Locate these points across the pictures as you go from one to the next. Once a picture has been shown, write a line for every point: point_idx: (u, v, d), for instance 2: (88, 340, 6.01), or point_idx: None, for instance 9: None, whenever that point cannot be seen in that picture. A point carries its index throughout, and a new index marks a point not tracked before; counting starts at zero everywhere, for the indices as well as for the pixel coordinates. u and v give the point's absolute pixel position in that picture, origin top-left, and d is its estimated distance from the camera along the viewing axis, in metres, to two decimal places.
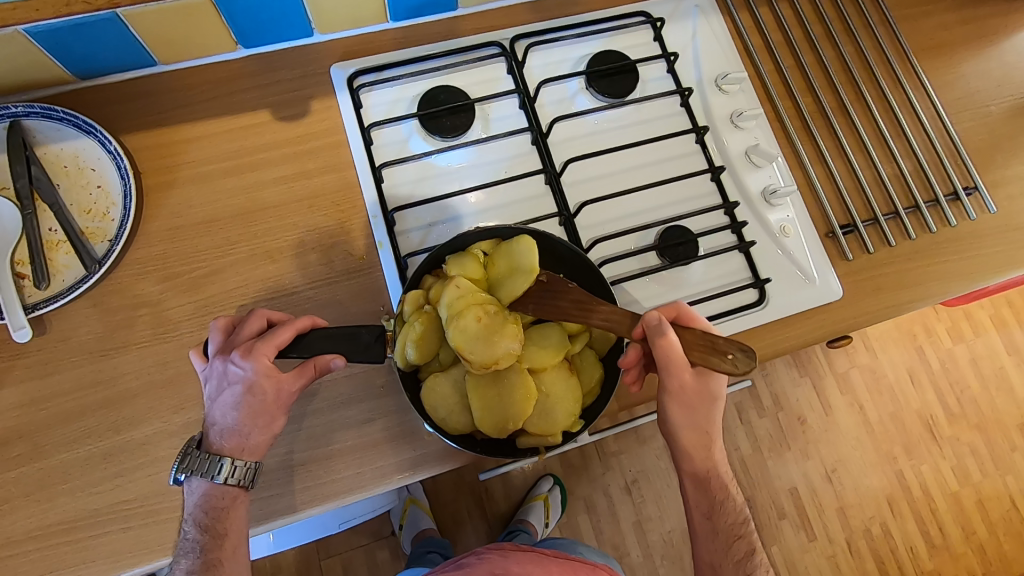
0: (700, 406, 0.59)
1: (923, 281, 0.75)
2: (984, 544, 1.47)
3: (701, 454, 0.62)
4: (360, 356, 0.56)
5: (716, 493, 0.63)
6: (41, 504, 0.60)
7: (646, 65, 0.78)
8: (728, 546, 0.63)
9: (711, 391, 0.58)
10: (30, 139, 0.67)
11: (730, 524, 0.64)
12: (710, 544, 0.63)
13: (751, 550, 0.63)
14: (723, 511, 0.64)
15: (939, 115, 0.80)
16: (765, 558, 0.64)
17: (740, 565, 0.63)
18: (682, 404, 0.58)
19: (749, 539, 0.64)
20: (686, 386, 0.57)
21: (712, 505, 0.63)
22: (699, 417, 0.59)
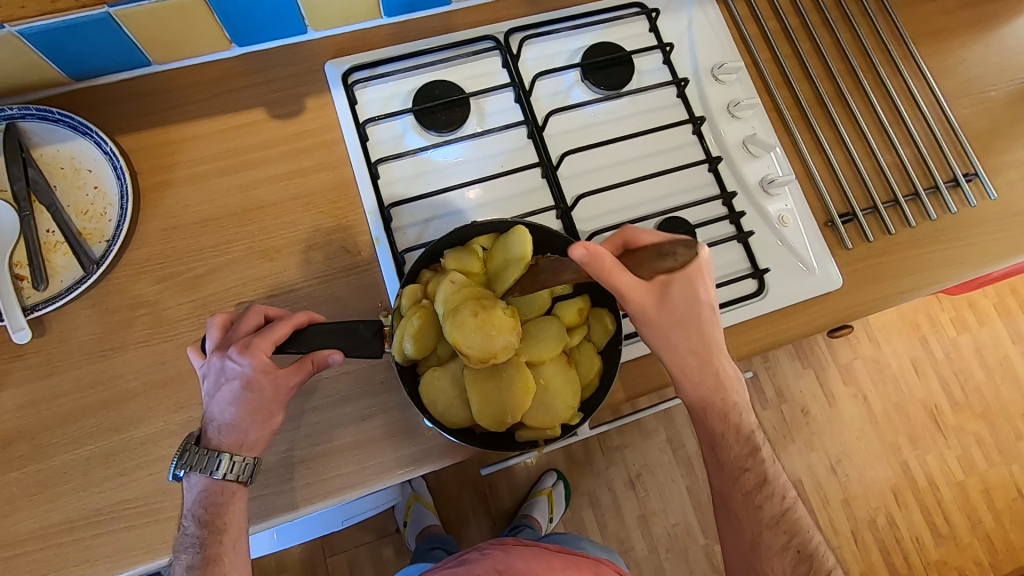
0: (670, 328, 0.57)
1: (924, 269, 0.75)
2: (990, 533, 1.46)
3: (693, 380, 0.59)
4: (358, 352, 0.55)
5: (716, 423, 0.60)
6: (44, 505, 0.61)
7: (642, 57, 0.77)
8: (735, 477, 0.61)
9: (679, 306, 0.56)
10: (26, 141, 0.67)
11: (737, 455, 0.61)
12: (719, 474, 0.62)
13: (761, 480, 0.61)
14: (726, 442, 0.61)
15: (938, 101, 0.79)
16: (778, 483, 0.61)
17: (750, 495, 0.60)
18: (651, 328, 0.57)
19: (760, 468, 0.61)
20: (648, 309, 0.56)
21: (714, 436, 0.61)
22: (674, 340, 0.57)
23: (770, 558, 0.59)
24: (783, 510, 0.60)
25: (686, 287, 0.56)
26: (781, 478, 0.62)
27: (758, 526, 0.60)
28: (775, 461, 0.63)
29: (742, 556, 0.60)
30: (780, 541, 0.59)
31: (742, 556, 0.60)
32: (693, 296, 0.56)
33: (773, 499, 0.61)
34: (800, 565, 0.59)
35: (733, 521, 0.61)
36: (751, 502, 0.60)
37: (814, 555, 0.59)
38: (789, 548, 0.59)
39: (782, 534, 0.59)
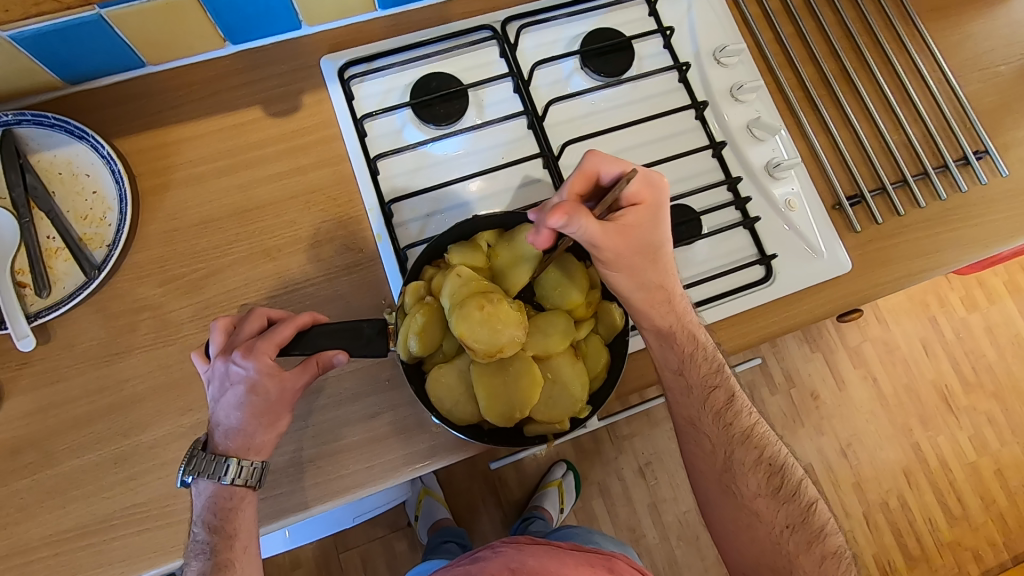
0: (641, 267, 0.58)
1: (935, 250, 0.73)
2: (1004, 513, 1.46)
3: (661, 310, 0.60)
4: (361, 351, 0.55)
5: (684, 347, 0.62)
6: (56, 511, 0.61)
7: (642, 41, 0.76)
8: (705, 398, 0.64)
9: (650, 246, 0.57)
10: (23, 147, 0.66)
11: (704, 376, 0.64)
12: (687, 398, 0.64)
13: (729, 398, 0.64)
14: (694, 364, 0.63)
15: (946, 77, 0.77)
16: (744, 400, 0.65)
17: (720, 414, 0.64)
18: (623, 270, 0.57)
19: (726, 387, 0.64)
20: (622, 252, 0.55)
21: (682, 360, 0.63)
22: (644, 277, 0.58)
23: (743, 473, 0.62)
24: (751, 427, 0.64)
25: (649, 225, 0.56)
26: (744, 395, 0.65)
27: (731, 443, 0.63)
28: (737, 378, 0.66)
29: (716, 475, 0.63)
30: (752, 457, 0.63)
31: (716, 476, 0.63)
32: (662, 236, 0.57)
33: (741, 415, 0.64)
34: (772, 477, 0.63)
35: (705, 443, 0.64)
36: (721, 420, 0.64)
37: (783, 465, 0.63)
38: (761, 461, 0.63)
39: (753, 449, 0.63)
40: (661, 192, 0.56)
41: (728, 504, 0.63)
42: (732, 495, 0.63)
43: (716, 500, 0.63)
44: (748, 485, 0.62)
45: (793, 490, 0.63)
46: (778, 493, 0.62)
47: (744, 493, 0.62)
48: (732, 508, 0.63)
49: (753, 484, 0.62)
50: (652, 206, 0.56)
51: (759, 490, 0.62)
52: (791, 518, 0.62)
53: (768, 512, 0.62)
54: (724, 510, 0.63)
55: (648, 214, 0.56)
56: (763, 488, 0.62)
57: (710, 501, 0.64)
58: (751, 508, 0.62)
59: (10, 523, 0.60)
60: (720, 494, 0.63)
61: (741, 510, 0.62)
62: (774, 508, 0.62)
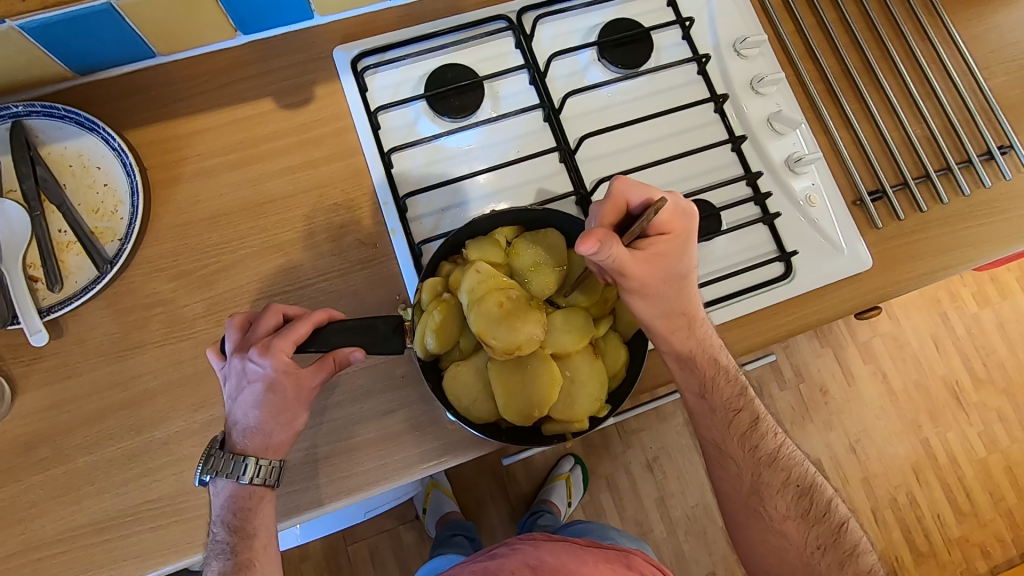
0: (664, 295, 0.57)
1: (957, 247, 0.72)
2: (1012, 510, 1.45)
3: (680, 335, 0.60)
4: (378, 348, 0.54)
5: (706, 370, 0.62)
6: (69, 507, 0.61)
7: (661, 33, 0.75)
8: (729, 422, 0.63)
9: (675, 275, 0.56)
10: (33, 139, 0.65)
11: (727, 400, 0.63)
12: (712, 422, 0.63)
13: (754, 421, 0.63)
14: (716, 388, 0.62)
15: (970, 70, 0.76)
16: (769, 421, 0.64)
17: (745, 436, 0.63)
18: (645, 298, 0.57)
19: (750, 409, 0.63)
20: (647, 280, 0.55)
21: (703, 384, 0.62)
22: (666, 304, 0.58)
23: (771, 496, 0.62)
24: (777, 449, 0.63)
25: (677, 256, 0.56)
26: (770, 416, 0.64)
27: (758, 466, 0.62)
28: (761, 399, 0.65)
29: (743, 497, 0.62)
30: (779, 479, 0.62)
31: (744, 498, 0.62)
32: (688, 265, 0.57)
33: (767, 437, 0.63)
34: (800, 498, 0.62)
35: (731, 466, 0.63)
36: (747, 443, 0.63)
37: (812, 486, 0.62)
38: (789, 483, 0.62)
39: (780, 470, 0.62)
40: (690, 221, 0.55)
41: (755, 526, 0.62)
42: (760, 518, 0.62)
43: (744, 523, 0.63)
44: (777, 508, 0.61)
45: (823, 510, 0.62)
46: (808, 514, 0.61)
47: (773, 516, 0.61)
48: (760, 530, 0.62)
49: (782, 506, 0.61)
50: (681, 236, 0.55)
51: (788, 512, 0.61)
52: (822, 539, 0.61)
53: (798, 534, 0.61)
54: (753, 532, 0.62)
55: (677, 243, 0.55)
56: (792, 509, 0.61)
57: (738, 523, 0.63)
58: (780, 530, 0.61)
59: (24, 519, 0.60)
60: (748, 516, 0.62)
61: (770, 533, 0.61)
62: (804, 530, 0.61)
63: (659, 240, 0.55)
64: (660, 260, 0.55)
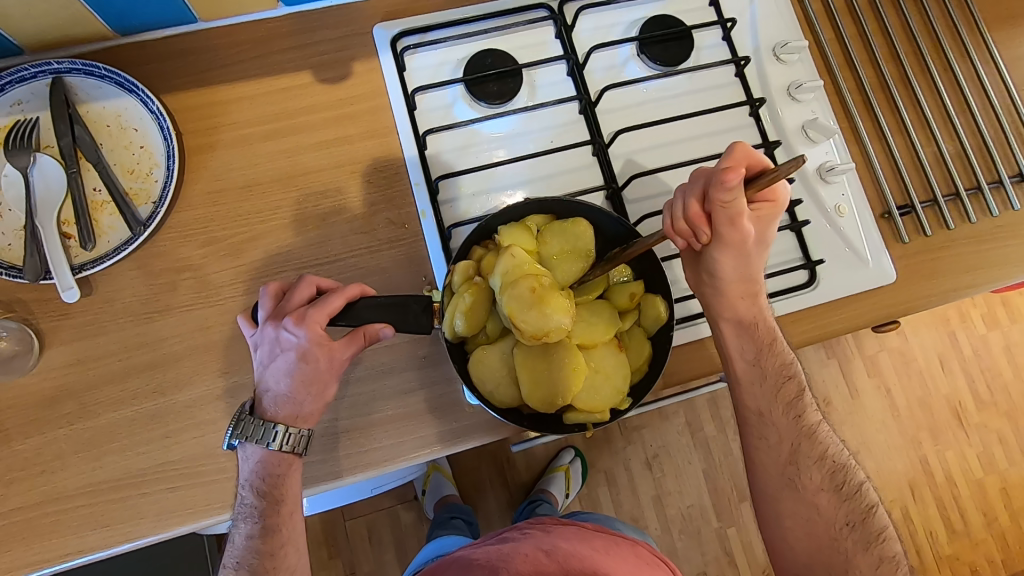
0: (750, 257, 0.58)
1: (982, 267, 0.73)
2: (1004, 531, 1.46)
3: (746, 303, 0.62)
4: (408, 327, 0.55)
5: (764, 338, 0.63)
6: (92, 462, 0.62)
7: (701, 32, 0.74)
8: (778, 389, 0.64)
9: (764, 241, 0.58)
10: (72, 97, 0.66)
11: (779, 367, 0.64)
12: (759, 388, 0.64)
13: (800, 391, 0.64)
14: (771, 355, 0.64)
15: (1008, 89, 0.75)
16: (812, 396, 0.65)
17: (791, 405, 0.64)
18: (734, 257, 0.58)
19: (798, 380, 0.65)
20: (744, 238, 0.56)
21: (758, 350, 0.63)
22: (747, 268, 0.59)
23: (808, 467, 0.62)
24: (817, 423, 0.64)
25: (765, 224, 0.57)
26: (812, 392, 0.66)
27: (797, 436, 0.63)
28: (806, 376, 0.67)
29: (779, 467, 0.63)
30: (817, 451, 0.63)
31: (779, 468, 0.63)
32: (772, 234, 0.58)
33: (810, 410, 0.64)
34: (835, 474, 0.62)
35: (772, 434, 0.64)
36: (791, 412, 0.64)
37: (845, 464, 0.63)
38: (825, 458, 0.63)
39: (818, 444, 0.63)
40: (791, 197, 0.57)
41: (788, 497, 0.62)
42: (794, 489, 0.62)
43: (776, 495, 0.63)
44: (812, 479, 0.62)
45: (854, 488, 0.62)
46: (841, 490, 0.62)
47: (807, 487, 0.62)
48: (793, 501, 0.62)
49: (816, 479, 0.62)
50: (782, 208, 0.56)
51: (822, 485, 0.62)
52: (852, 516, 0.61)
53: (829, 508, 0.61)
54: (784, 503, 0.62)
55: (775, 213, 0.56)
56: (826, 482, 0.62)
57: (768, 497, 0.63)
58: (812, 502, 0.61)
59: (45, 471, 0.61)
60: (783, 487, 0.62)
61: (802, 504, 0.61)
62: (836, 505, 0.61)
63: (760, 206, 0.56)
64: (757, 224, 0.56)
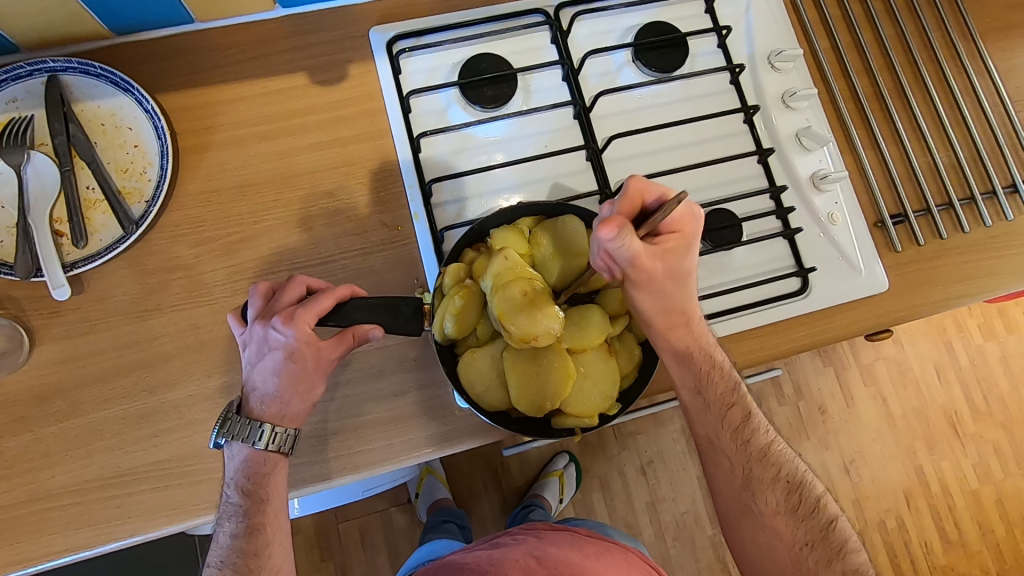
0: (668, 291, 0.56)
1: (974, 276, 0.73)
2: (1000, 542, 1.45)
3: (679, 332, 0.59)
4: (397, 327, 0.56)
5: (702, 363, 0.62)
6: (80, 460, 0.61)
7: (697, 39, 0.75)
8: (723, 417, 0.62)
9: (680, 273, 0.55)
10: (67, 95, 0.66)
11: (721, 394, 0.63)
12: (705, 417, 0.63)
13: (745, 415, 0.63)
14: (711, 383, 0.62)
15: (1002, 100, 0.75)
16: (761, 417, 0.64)
17: (738, 431, 0.63)
18: (649, 293, 0.56)
19: (743, 404, 0.63)
20: (654, 275, 0.54)
21: (698, 378, 0.62)
22: (668, 301, 0.57)
23: (762, 492, 0.61)
24: (768, 444, 0.63)
25: (677, 256, 0.54)
26: (761, 412, 0.64)
27: (749, 460, 0.62)
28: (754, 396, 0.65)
29: (735, 493, 0.62)
30: (770, 474, 0.62)
31: (735, 494, 0.62)
32: (692, 263, 0.56)
33: (759, 432, 0.63)
34: (791, 494, 0.61)
35: (723, 462, 0.63)
36: (739, 438, 0.63)
37: (802, 481, 0.62)
38: (779, 479, 0.62)
39: (771, 465, 0.62)
40: (702, 223, 0.54)
41: (747, 522, 0.61)
42: (751, 514, 0.61)
43: (736, 520, 0.62)
44: (768, 503, 0.61)
45: (813, 505, 0.61)
46: (798, 510, 0.61)
47: (764, 511, 0.61)
48: (752, 526, 0.61)
49: (772, 501, 0.61)
50: (691, 236, 0.53)
51: (779, 507, 0.61)
52: (812, 535, 0.60)
53: (788, 530, 0.60)
54: (745, 530, 0.61)
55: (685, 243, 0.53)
56: (782, 505, 0.61)
57: (730, 521, 0.63)
58: (770, 525, 0.60)
59: (33, 469, 0.61)
60: (741, 512, 0.62)
61: (761, 529, 0.60)
62: (794, 526, 0.60)
63: (666, 239, 0.53)
64: (667, 256, 0.54)
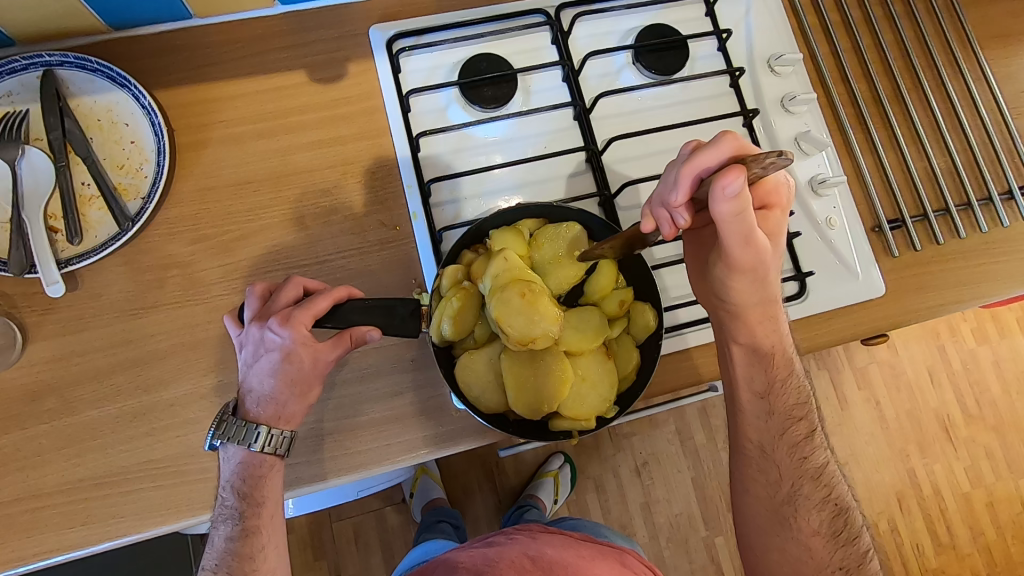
0: (765, 278, 0.57)
1: (970, 282, 0.73)
2: (990, 545, 1.46)
3: (764, 328, 0.61)
4: (395, 330, 0.54)
5: (776, 370, 0.63)
6: (72, 458, 0.61)
7: (697, 41, 0.75)
8: (784, 428, 0.63)
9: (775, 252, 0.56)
10: (63, 90, 0.65)
11: (789, 406, 0.63)
12: (766, 423, 0.63)
13: (809, 432, 0.63)
14: (781, 392, 0.63)
15: (999, 107, 0.76)
16: (822, 439, 0.64)
17: (796, 446, 0.63)
18: (749, 279, 0.56)
19: (808, 421, 0.64)
20: (758, 257, 0.54)
21: (769, 383, 0.63)
22: (763, 290, 0.58)
23: (806, 507, 0.61)
24: (822, 464, 0.63)
25: (770, 235, 0.55)
26: (823, 434, 0.65)
27: (800, 477, 0.62)
28: (819, 416, 0.66)
29: (775, 504, 0.62)
30: (819, 493, 0.62)
31: (775, 505, 0.62)
32: (780, 245, 0.57)
33: (817, 453, 0.63)
34: (835, 517, 0.62)
35: (772, 471, 0.63)
36: (796, 453, 0.63)
37: (847, 509, 0.62)
38: (827, 500, 0.62)
39: (820, 486, 0.62)
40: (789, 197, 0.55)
41: (781, 534, 0.62)
42: (787, 527, 0.61)
43: (767, 530, 0.62)
44: (808, 519, 0.61)
45: (853, 535, 0.61)
46: (837, 535, 0.61)
47: (802, 526, 0.61)
48: (784, 539, 0.61)
49: (813, 520, 0.61)
50: (783, 209, 0.55)
51: (818, 527, 0.61)
52: (846, 562, 0.60)
53: (822, 550, 0.60)
54: (774, 540, 0.62)
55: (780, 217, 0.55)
56: (823, 526, 0.61)
57: (760, 530, 0.63)
58: (806, 543, 0.61)
59: (24, 467, 0.60)
60: (776, 523, 0.62)
61: (794, 543, 0.61)
62: (830, 549, 0.60)
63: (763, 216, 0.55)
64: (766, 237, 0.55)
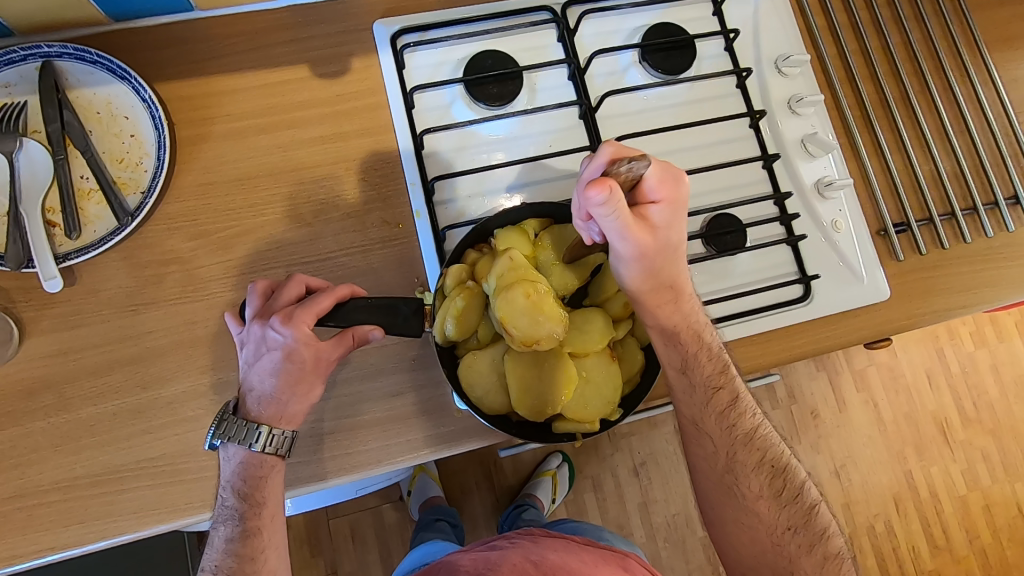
0: (658, 263, 0.55)
1: (975, 286, 0.73)
2: (986, 548, 1.47)
3: (667, 309, 0.58)
4: (398, 329, 0.55)
5: (690, 346, 0.60)
6: (69, 456, 0.60)
7: (704, 41, 0.74)
8: (708, 399, 0.61)
9: (668, 244, 0.54)
10: (62, 81, 0.64)
11: (708, 376, 0.61)
12: (690, 398, 0.62)
13: (733, 399, 0.62)
14: (698, 365, 0.61)
15: (1006, 111, 0.75)
16: (749, 401, 0.63)
17: (724, 414, 0.62)
18: (640, 265, 0.54)
19: (731, 387, 0.62)
20: (644, 245, 0.52)
21: (685, 359, 0.60)
22: (658, 274, 0.56)
23: (746, 475, 0.61)
24: (752, 427, 0.63)
25: (661, 224, 0.53)
26: (749, 396, 0.64)
27: (733, 444, 0.62)
28: (741, 378, 0.64)
29: (718, 475, 0.62)
30: (755, 458, 0.62)
31: (718, 477, 0.62)
32: (678, 233, 0.54)
33: (745, 417, 0.63)
34: (774, 478, 0.62)
35: (708, 444, 0.62)
36: (725, 421, 0.62)
37: (786, 467, 0.63)
38: (763, 463, 0.62)
39: (754, 450, 0.62)
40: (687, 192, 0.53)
41: (728, 504, 0.62)
42: (733, 496, 0.62)
43: (718, 502, 0.62)
44: (750, 486, 0.61)
45: (796, 491, 0.62)
46: (780, 494, 0.61)
47: (747, 494, 0.61)
48: (734, 509, 0.61)
49: (755, 486, 0.61)
50: (677, 204, 0.52)
51: (762, 491, 0.61)
52: (793, 520, 0.61)
53: (770, 514, 0.61)
54: (726, 511, 0.62)
55: (672, 210, 0.52)
56: (766, 489, 0.61)
57: (712, 504, 0.63)
58: (752, 509, 0.61)
59: (20, 464, 0.60)
60: (724, 495, 0.62)
61: (742, 511, 0.61)
62: (776, 510, 0.61)
63: (651, 207, 0.52)
64: (655, 227, 0.52)
